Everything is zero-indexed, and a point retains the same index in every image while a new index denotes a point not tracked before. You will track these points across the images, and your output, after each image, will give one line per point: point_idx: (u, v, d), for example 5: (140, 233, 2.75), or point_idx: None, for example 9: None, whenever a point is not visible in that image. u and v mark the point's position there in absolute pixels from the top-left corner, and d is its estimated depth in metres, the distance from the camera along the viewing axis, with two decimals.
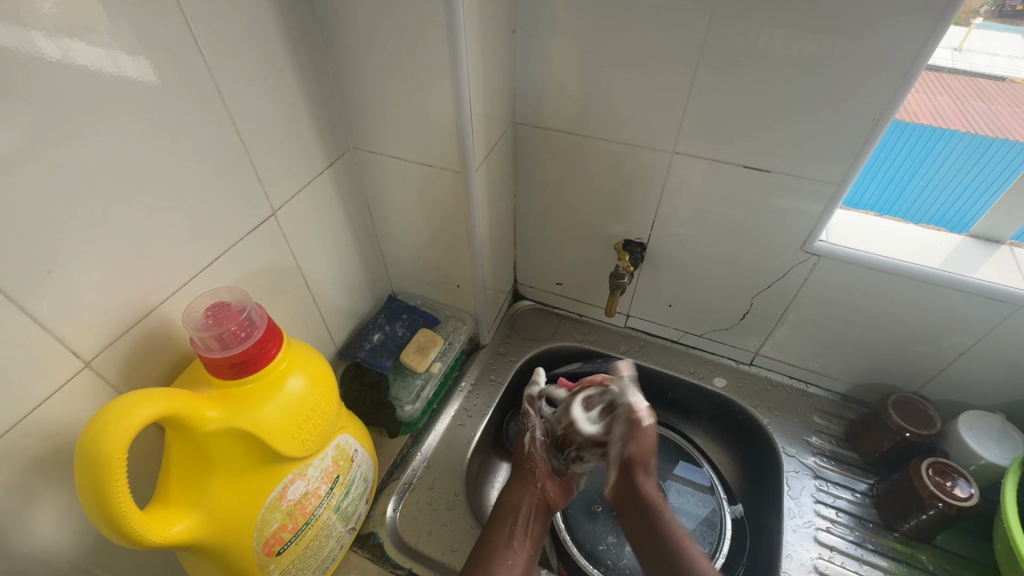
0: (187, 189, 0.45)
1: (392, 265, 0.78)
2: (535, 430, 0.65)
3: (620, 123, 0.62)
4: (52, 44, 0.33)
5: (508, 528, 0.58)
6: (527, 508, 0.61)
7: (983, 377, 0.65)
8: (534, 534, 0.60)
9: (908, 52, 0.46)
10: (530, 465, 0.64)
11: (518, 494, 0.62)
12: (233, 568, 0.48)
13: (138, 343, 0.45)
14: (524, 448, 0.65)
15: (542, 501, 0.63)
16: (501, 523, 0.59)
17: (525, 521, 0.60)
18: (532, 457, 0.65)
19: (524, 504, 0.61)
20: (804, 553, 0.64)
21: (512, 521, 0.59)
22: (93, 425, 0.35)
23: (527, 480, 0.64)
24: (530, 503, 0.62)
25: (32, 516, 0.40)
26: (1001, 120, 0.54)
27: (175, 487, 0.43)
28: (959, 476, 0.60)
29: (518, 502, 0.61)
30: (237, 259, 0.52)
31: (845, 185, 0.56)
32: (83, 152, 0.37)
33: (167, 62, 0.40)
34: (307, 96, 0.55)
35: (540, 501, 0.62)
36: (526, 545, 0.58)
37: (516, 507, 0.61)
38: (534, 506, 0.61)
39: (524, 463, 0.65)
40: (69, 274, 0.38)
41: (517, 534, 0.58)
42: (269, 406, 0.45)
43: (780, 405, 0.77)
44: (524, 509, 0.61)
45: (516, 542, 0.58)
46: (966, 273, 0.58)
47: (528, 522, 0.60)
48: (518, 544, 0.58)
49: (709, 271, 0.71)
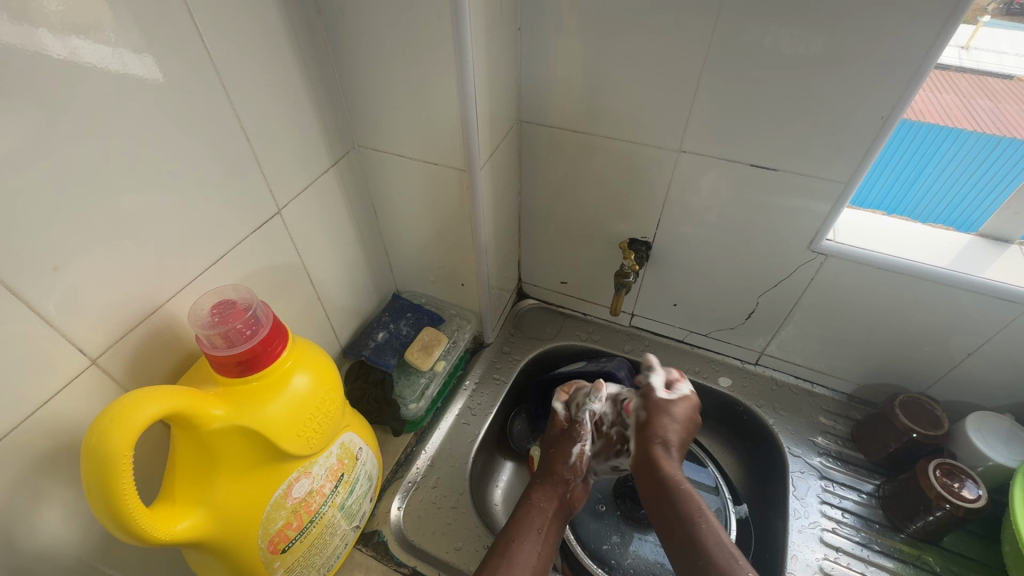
0: (193, 188, 0.45)
1: (397, 264, 0.78)
2: (586, 447, 0.64)
3: (625, 122, 0.62)
4: (58, 42, 0.33)
5: (533, 527, 0.56)
6: (554, 514, 0.58)
7: (991, 377, 0.64)
8: (556, 538, 0.57)
9: (918, 51, 0.46)
10: (569, 475, 0.62)
11: (546, 496, 0.60)
12: (238, 565, 0.48)
13: (144, 341, 0.45)
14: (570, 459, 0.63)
15: (566, 505, 0.61)
16: (526, 524, 0.56)
17: (551, 525, 0.57)
18: (574, 471, 0.62)
19: (552, 509, 0.58)
20: (810, 554, 0.64)
21: (539, 523, 0.57)
22: (99, 423, 0.35)
23: (556, 488, 0.61)
24: (556, 510, 0.59)
25: (39, 513, 0.40)
26: (1009, 119, 0.54)
27: (182, 486, 0.43)
28: (967, 477, 0.59)
29: (544, 505, 0.59)
30: (242, 257, 0.52)
31: (853, 184, 0.56)
32: (90, 150, 0.37)
33: (173, 61, 0.40)
34: (312, 95, 0.55)
35: (565, 507, 0.60)
36: (548, 547, 0.56)
37: (544, 512, 0.58)
38: (561, 512, 0.59)
39: (562, 471, 0.62)
40: (75, 271, 0.38)
41: (541, 533, 0.56)
42: (276, 404, 0.45)
43: (785, 406, 0.77)
44: (551, 513, 0.58)
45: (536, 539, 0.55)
46: (975, 272, 0.57)
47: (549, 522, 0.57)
48: (542, 544, 0.55)
49: (715, 270, 0.71)
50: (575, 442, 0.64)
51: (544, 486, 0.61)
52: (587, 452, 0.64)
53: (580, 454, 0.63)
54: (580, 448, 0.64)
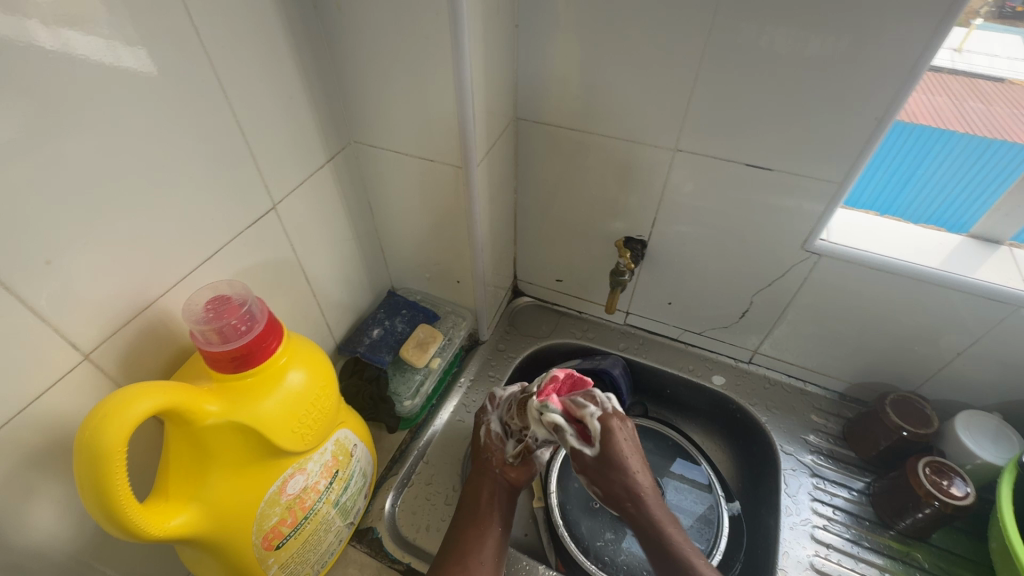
0: (187, 182, 0.45)
1: (392, 260, 0.78)
2: (493, 423, 0.66)
3: (621, 120, 0.62)
4: (48, 33, 0.33)
5: (471, 520, 0.60)
6: (489, 495, 0.62)
7: (982, 377, 0.65)
8: (498, 525, 0.60)
9: (912, 52, 0.46)
10: (487, 454, 0.64)
11: (476, 482, 0.63)
12: (231, 561, 0.48)
13: (138, 336, 0.45)
14: (481, 440, 0.66)
15: (502, 484, 0.63)
16: (463, 515, 0.60)
17: (488, 505, 0.61)
18: (488, 447, 0.65)
19: (484, 489, 0.62)
20: (801, 550, 0.64)
21: (476, 509, 0.60)
22: (93, 418, 0.35)
23: (485, 466, 0.64)
24: (489, 489, 0.62)
25: (30, 508, 0.40)
26: (999, 121, 0.55)
27: (175, 482, 0.43)
28: (956, 475, 0.60)
29: (478, 491, 0.62)
30: (237, 252, 0.52)
31: (847, 184, 0.56)
32: (84, 144, 0.37)
33: (168, 53, 0.40)
34: (307, 89, 0.54)
35: (503, 485, 0.63)
36: (492, 536, 0.59)
37: (478, 495, 0.62)
38: (495, 491, 0.62)
39: (480, 453, 0.65)
40: (68, 266, 0.38)
41: (481, 521, 0.59)
42: (270, 401, 0.45)
43: (778, 404, 0.78)
44: (486, 493, 0.62)
45: (483, 532, 0.59)
46: (964, 273, 0.58)
47: (490, 508, 0.61)
48: (485, 527, 0.59)
49: (709, 269, 0.72)
50: (482, 422, 0.66)
51: (474, 474, 0.64)
52: (493, 428, 0.66)
53: (488, 431, 0.66)
54: (486, 426, 0.66)
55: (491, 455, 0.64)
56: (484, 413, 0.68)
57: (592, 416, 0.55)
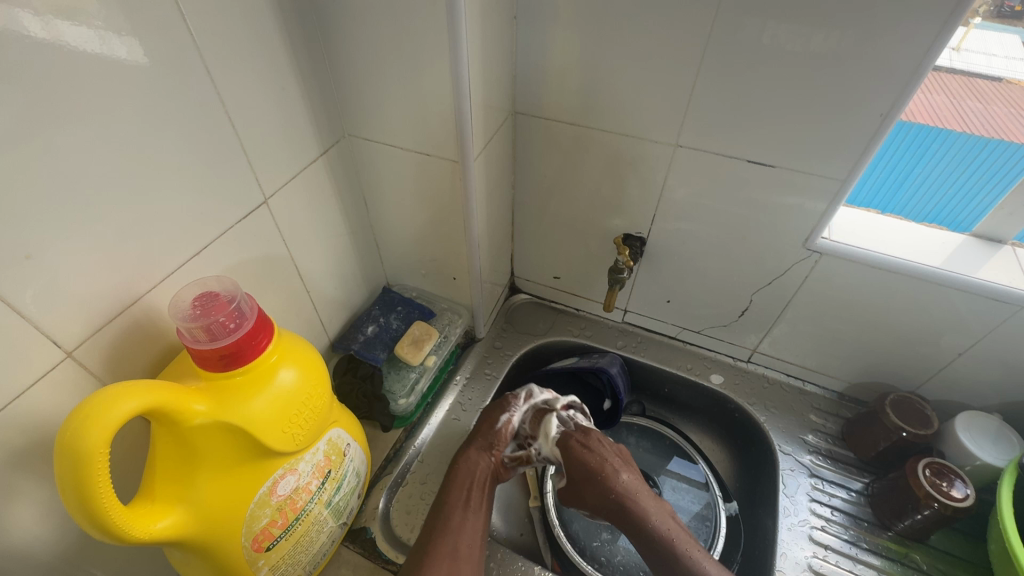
0: (176, 176, 0.44)
1: (387, 256, 0.77)
2: (516, 416, 0.67)
3: (621, 116, 0.61)
4: (36, 22, 0.32)
5: (461, 501, 0.59)
6: (484, 477, 0.62)
7: (983, 377, 0.64)
8: (483, 506, 0.60)
9: (920, 49, 0.45)
10: (494, 439, 0.64)
11: (475, 460, 0.62)
12: (219, 563, 0.47)
13: (125, 333, 0.43)
14: (497, 424, 0.65)
15: (493, 473, 0.63)
16: (456, 489, 0.60)
17: (479, 489, 0.61)
18: (499, 435, 0.65)
19: (479, 470, 0.62)
20: (799, 552, 0.64)
21: (468, 489, 0.60)
22: (72, 420, 0.33)
23: (485, 451, 0.63)
24: (483, 474, 0.62)
25: (11, 510, 0.39)
26: (996, 121, 0.55)
27: (161, 483, 0.42)
28: (956, 477, 0.60)
29: (475, 470, 0.62)
30: (226, 248, 0.51)
31: (850, 182, 0.55)
32: (70, 137, 0.35)
33: (156, 42, 0.39)
34: (301, 80, 0.53)
35: (492, 475, 0.63)
36: (477, 518, 0.59)
37: (473, 475, 0.61)
38: (487, 478, 0.62)
39: (488, 436, 0.65)
40: (49, 261, 0.37)
41: (472, 503, 0.59)
42: (260, 401, 0.44)
43: (777, 403, 0.77)
44: (480, 476, 0.61)
45: (470, 512, 0.59)
46: (966, 272, 0.57)
47: (481, 490, 0.61)
48: (472, 510, 0.59)
49: (708, 267, 0.71)
50: (507, 410, 0.66)
51: (473, 453, 0.63)
52: (514, 421, 0.66)
53: (508, 421, 0.66)
54: (509, 416, 0.66)
55: (500, 444, 0.64)
56: (510, 400, 0.68)
57: (557, 432, 0.65)
